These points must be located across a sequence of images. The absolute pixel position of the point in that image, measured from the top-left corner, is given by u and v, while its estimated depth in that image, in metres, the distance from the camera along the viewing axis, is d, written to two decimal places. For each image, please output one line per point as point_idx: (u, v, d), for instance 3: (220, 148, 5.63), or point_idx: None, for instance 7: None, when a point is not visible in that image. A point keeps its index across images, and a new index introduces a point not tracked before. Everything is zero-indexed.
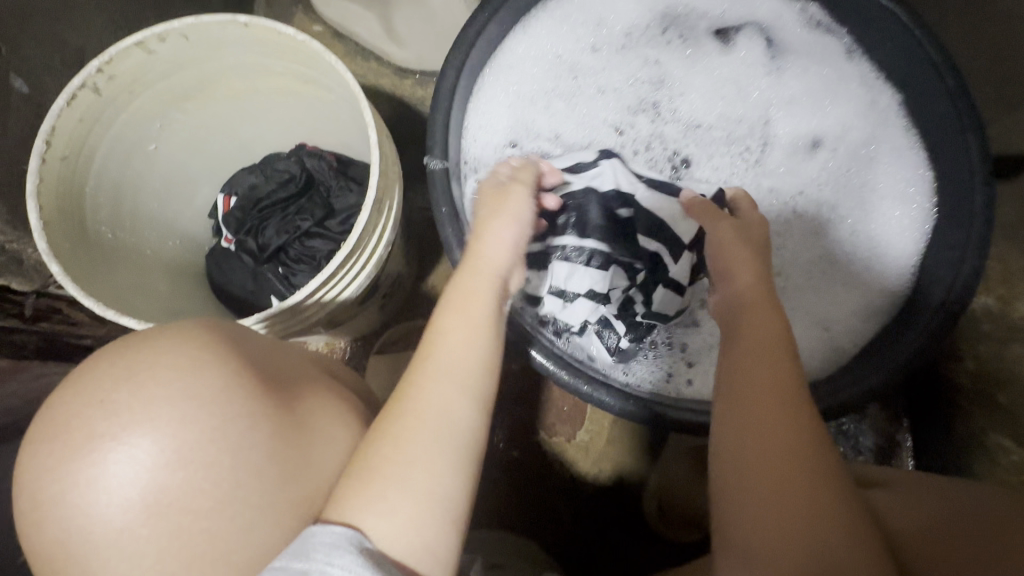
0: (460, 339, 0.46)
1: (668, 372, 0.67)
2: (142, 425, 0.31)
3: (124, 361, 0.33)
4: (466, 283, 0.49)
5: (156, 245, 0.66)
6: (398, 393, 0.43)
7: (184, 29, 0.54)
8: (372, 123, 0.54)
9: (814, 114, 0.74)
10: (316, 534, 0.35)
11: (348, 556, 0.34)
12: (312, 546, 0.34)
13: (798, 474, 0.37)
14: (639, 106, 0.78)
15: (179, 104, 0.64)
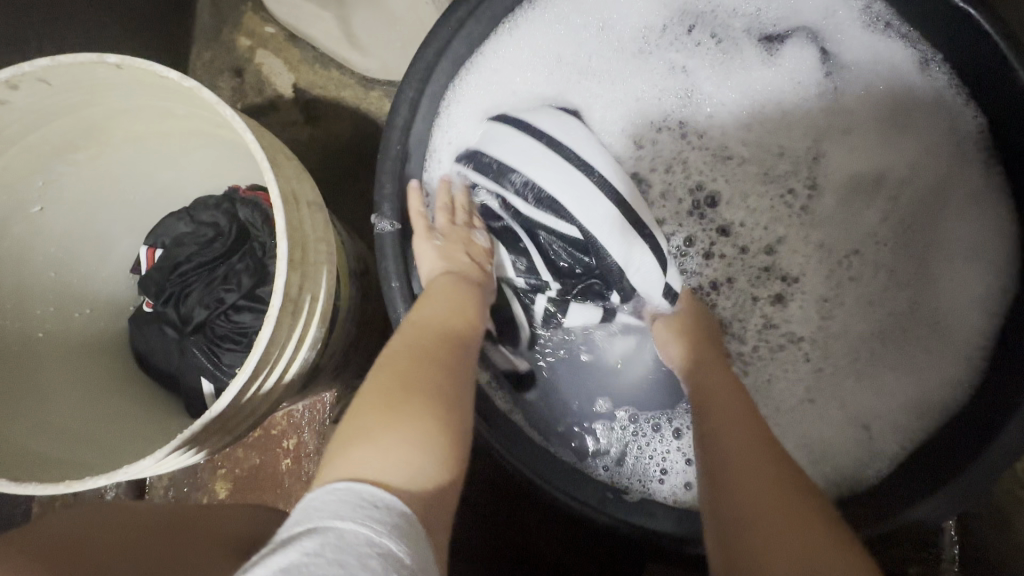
0: (447, 307, 0.48)
1: (664, 467, 0.56)
2: None
3: None
4: (445, 282, 0.51)
5: (53, 324, 0.56)
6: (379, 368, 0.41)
7: (37, 73, 0.42)
8: (278, 198, 0.41)
9: (877, 148, 0.59)
10: (315, 497, 0.30)
11: (364, 509, 0.29)
12: (313, 508, 0.29)
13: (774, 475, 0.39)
14: (658, 124, 0.62)
15: (64, 155, 0.51)
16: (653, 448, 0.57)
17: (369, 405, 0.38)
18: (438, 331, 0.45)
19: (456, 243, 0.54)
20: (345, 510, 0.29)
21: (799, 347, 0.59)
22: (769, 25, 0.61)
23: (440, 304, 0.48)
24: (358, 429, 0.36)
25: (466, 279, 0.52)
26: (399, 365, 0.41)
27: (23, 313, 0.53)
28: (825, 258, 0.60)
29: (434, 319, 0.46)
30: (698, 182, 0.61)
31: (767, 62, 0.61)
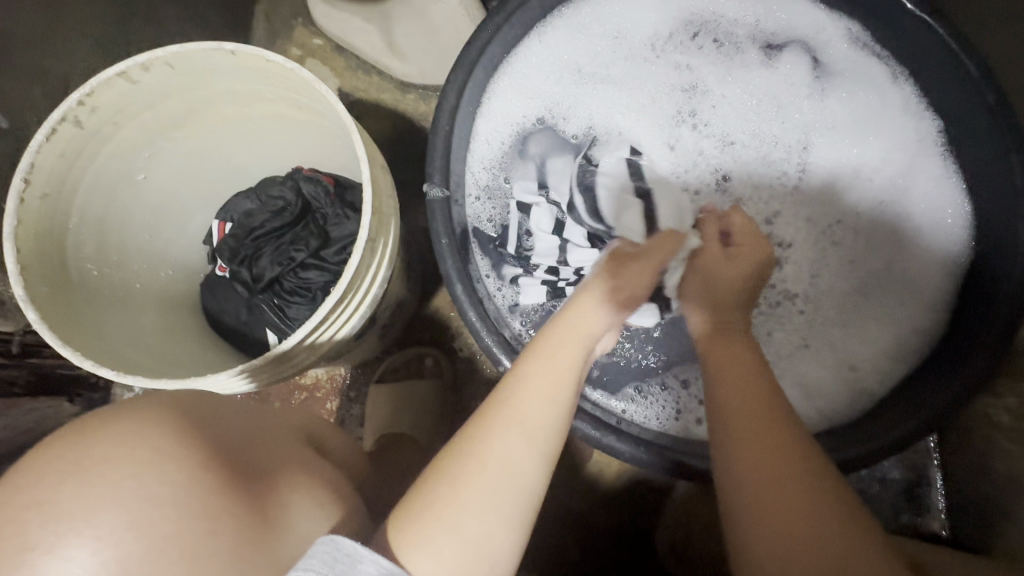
0: (548, 373, 0.45)
1: (678, 410, 0.63)
2: (81, 532, 0.30)
3: (68, 456, 0.32)
4: (553, 334, 0.48)
5: (146, 278, 0.64)
6: (438, 467, 0.41)
7: (167, 57, 0.51)
8: (364, 156, 0.50)
9: (855, 144, 0.68)
10: (324, 550, 0.34)
11: (362, 563, 0.34)
12: (329, 560, 0.34)
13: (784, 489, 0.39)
14: (678, 117, 0.72)
15: (167, 132, 0.61)
16: (664, 394, 0.63)
17: (454, 480, 0.39)
18: (511, 494, 0.40)
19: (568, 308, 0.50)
20: (341, 567, 0.34)
21: (793, 303, 0.68)
22: (769, 35, 0.71)
23: (533, 396, 0.43)
24: (439, 511, 0.38)
25: (576, 333, 0.48)
26: (483, 430, 0.42)
27: (124, 266, 0.61)
28: (811, 230, 0.69)
29: (525, 410, 0.42)
30: (713, 165, 0.71)
31: (767, 66, 0.71)
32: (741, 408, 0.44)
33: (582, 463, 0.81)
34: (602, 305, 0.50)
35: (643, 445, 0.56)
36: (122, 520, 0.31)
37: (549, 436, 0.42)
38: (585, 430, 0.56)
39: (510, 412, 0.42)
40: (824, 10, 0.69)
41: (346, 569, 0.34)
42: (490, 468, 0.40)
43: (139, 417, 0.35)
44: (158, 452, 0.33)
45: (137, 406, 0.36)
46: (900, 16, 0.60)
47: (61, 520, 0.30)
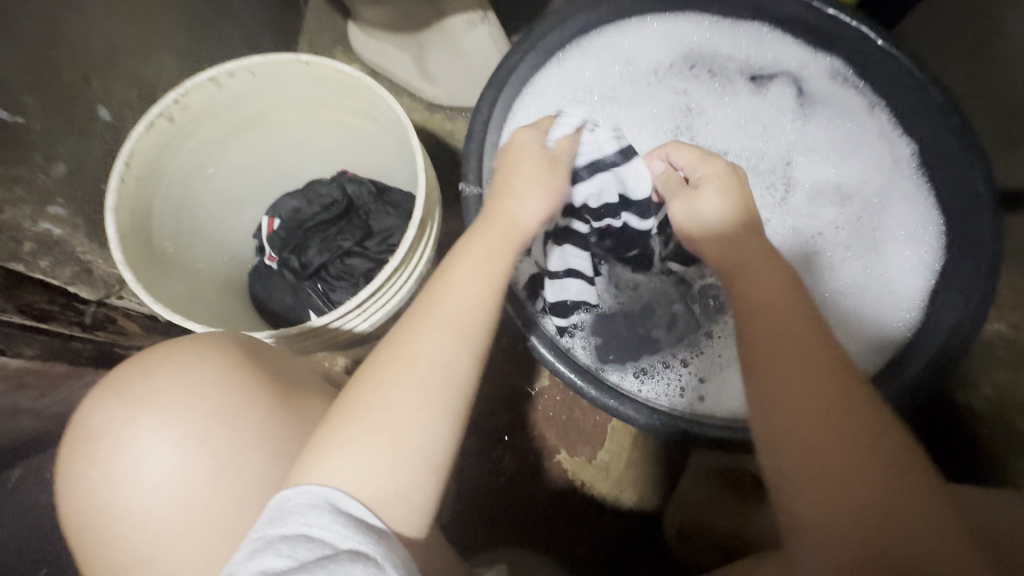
0: (472, 273, 0.49)
1: (682, 388, 0.70)
2: (156, 412, 0.46)
3: (146, 362, 0.48)
4: (486, 241, 0.52)
5: (207, 261, 0.71)
6: (360, 378, 0.45)
7: (251, 66, 0.61)
8: (420, 150, 0.59)
9: (833, 165, 0.79)
10: (278, 500, 0.40)
11: (310, 508, 0.39)
12: (283, 510, 0.39)
13: (840, 420, 0.42)
14: (676, 132, 0.83)
15: (237, 133, 0.70)
16: (672, 374, 0.70)
17: (379, 384, 0.44)
18: (428, 385, 0.44)
19: (503, 199, 0.55)
20: (280, 516, 0.39)
21: None
22: (760, 68, 0.80)
23: (457, 293, 0.48)
24: (352, 417, 0.43)
25: (505, 236, 0.53)
26: (402, 333, 0.46)
27: (190, 249, 0.69)
28: (795, 237, 0.78)
29: (454, 310, 0.47)
30: None
31: (757, 94, 0.81)
32: (788, 367, 0.44)
33: (592, 452, 0.87)
34: (537, 198, 0.55)
35: (658, 413, 0.62)
36: (162, 409, 0.46)
37: (460, 322, 0.46)
38: (604, 399, 0.62)
39: (430, 315, 0.46)
40: (809, 49, 0.78)
41: (279, 517, 0.39)
42: (402, 365, 0.44)
43: (175, 348, 0.49)
44: (200, 363, 0.47)
45: (194, 335, 0.50)
46: (874, 51, 0.70)
47: (138, 404, 0.46)
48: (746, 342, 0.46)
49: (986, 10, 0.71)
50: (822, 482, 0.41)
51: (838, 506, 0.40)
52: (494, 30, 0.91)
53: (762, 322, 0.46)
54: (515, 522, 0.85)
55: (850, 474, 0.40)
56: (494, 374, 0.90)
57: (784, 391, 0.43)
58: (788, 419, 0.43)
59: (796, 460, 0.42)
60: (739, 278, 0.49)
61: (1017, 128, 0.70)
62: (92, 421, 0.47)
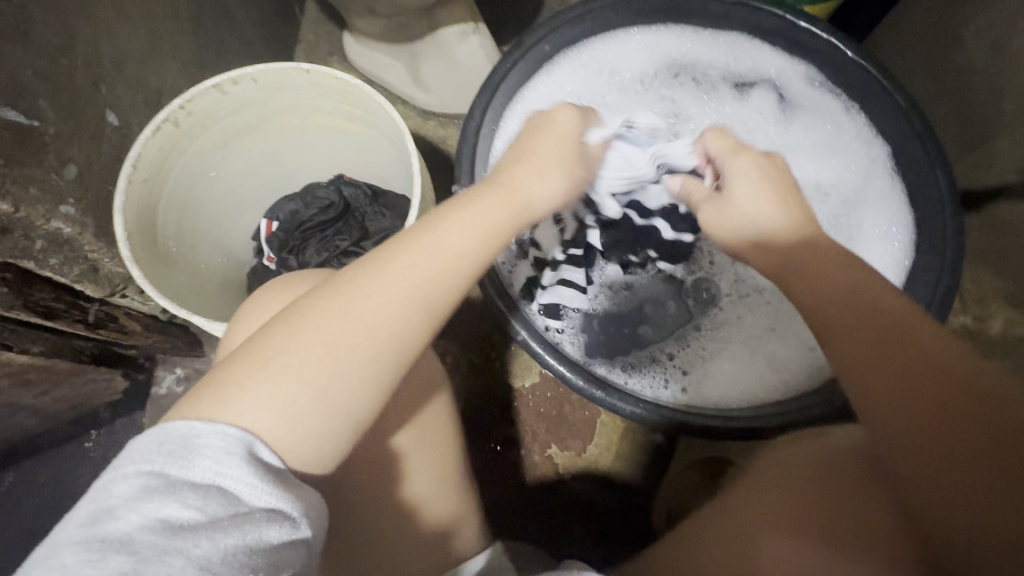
0: (457, 236, 0.47)
1: (666, 380, 0.73)
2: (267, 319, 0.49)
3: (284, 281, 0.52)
4: (473, 202, 0.50)
5: (208, 261, 0.74)
6: (304, 314, 0.42)
7: (255, 73, 0.64)
8: (416, 153, 0.62)
9: (815, 164, 0.83)
10: (190, 432, 0.36)
11: (227, 458, 0.36)
12: (196, 448, 0.36)
13: (922, 361, 0.42)
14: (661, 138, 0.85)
15: (239, 138, 0.73)
16: (657, 367, 0.73)
17: (318, 331, 0.41)
18: (374, 345, 0.42)
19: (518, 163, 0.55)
20: (187, 454, 0.36)
21: (761, 296, 0.75)
22: (740, 75, 0.85)
23: (434, 248, 0.45)
24: (293, 357, 0.40)
25: (499, 197, 0.51)
26: (360, 281, 0.43)
27: (192, 249, 0.71)
28: None
29: (422, 272, 0.44)
30: None
31: (739, 101, 0.86)
32: (865, 310, 0.46)
33: (583, 445, 0.90)
34: (532, 173, 0.54)
35: (643, 403, 0.65)
36: (294, 331, 0.48)
37: (432, 287, 0.44)
38: (592, 390, 0.65)
39: (400, 267, 0.44)
40: (785, 56, 0.82)
41: (189, 458, 0.35)
42: (351, 315, 0.42)
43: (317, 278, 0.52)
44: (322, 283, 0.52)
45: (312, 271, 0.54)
46: (845, 61, 0.75)
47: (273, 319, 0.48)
48: (828, 322, 0.47)
49: (944, 24, 0.76)
50: (926, 444, 0.40)
51: (921, 439, 0.41)
52: (484, 40, 0.97)
53: (833, 305, 0.47)
54: (506, 515, 0.88)
55: (968, 441, 0.39)
56: (487, 372, 0.93)
57: (873, 364, 0.43)
58: (866, 357, 0.44)
59: (904, 438, 0.41)
60: (800, 269, 0.50)
61: (975, 133, 0.75)
62: (235, 323, 0.50)
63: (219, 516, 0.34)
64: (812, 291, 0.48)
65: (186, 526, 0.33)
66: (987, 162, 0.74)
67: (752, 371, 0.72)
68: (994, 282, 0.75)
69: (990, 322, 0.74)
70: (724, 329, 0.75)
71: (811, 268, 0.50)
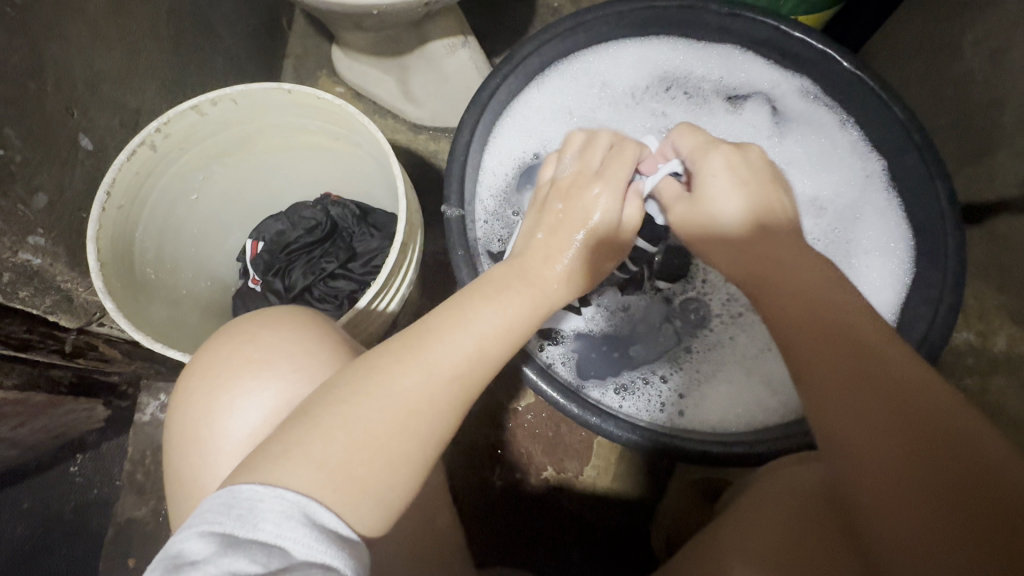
0: (491, 310, 0.45)
1: (662, 402, 0.71)
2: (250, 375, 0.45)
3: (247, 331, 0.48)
4: (504, 278, 0.48)
5: (190, 285, 0.72)
6: (351, 387, 0.39)
7: (233, 94, 0.61)
8: (400, 176, 0.60)
9: (810, 178, 0.82)
10: (260, 500, 0.32)
11: (290, 522, 0.32)
12: (259, 513, 0.31)
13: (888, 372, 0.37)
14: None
15: (220, 158, 0.70)
16: (653, 389, 0.71)
17: (366, 402, 0.38)
18: (418, 419, 0.39)
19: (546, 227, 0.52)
20: (248, 518, 0.31)
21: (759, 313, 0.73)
22: (733, 88, 0.83)
23: (471, 325, 0.44)
24: (319, 439, 0.36)
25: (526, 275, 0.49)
26: (391, 358, 0.41)
27: (173, 274, 0.69)
28: None
29: (460, 349, 0.43)
30: None
31: (733, 114, 0.84)
32: (823, 316, 0.41)
33: (580, 467, 0.88)
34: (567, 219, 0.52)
35: (639, 429, 0.62)
36: (287, 374, 0.45)
37: (474, 360, 0.43)
38: (586, 416, 0.63)
39: (436, 341, 0.42)
40: (779, 69, 0.80)
41: (251, 519, 0.31)
42: (390, 392, 0.39)
43: (295, 315, 0.49)
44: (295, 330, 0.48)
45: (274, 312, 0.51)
46: (842, 72, 0.73)
47: (263, 365, 0.46)
48: (788, 346, 0.42)
49: (943, 33, 0.74)
50: (882, 466, 0.34)
51: (867, 453, 0.35)
52: (474, 53, 0.96)
53: (796, 324, 0.42)
54: (502, 541, 0.85)
55: (923, 480, 0.33)
56: (481, 392, 0.91)
57: (828, 390, 0.38)
58: (825, 363, 0.39)
59: (851, 461, 0.36)
60: (774, 276, 0.46)
61: (976, 144, 0.73)
62: (195, 376, 0.47)
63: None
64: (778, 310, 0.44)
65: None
66: (988, 174, 0.72)
67: (750, 393, 0.70)
68: (998, 297, 0.73)
69: (994, 338, 0.72)
70: (721, 350, 0.73)
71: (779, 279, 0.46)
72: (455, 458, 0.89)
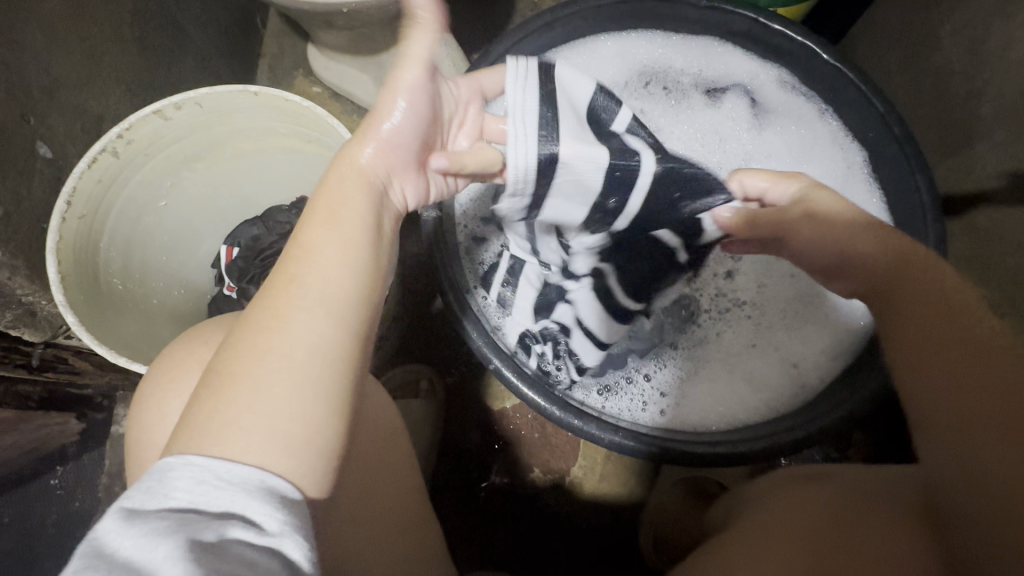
0: (341, 266, 0.40)
1: (643, 401, 0.70)
2: None
3: (226, 326, 0.47)
4: (331, 188, 0.42)
5: (162, 294, 0.70)
6: (243, 367, 0.36)
7: (198, 97, 0.59)
8: None
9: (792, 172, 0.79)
10: (174, 470, 0.33)
11: (205, 486, 0.32)
12: (171, 485, 0.32)
13: (978, 337, 0.44)
14: None
15: (189, 163, 0.68)
16: (633, 389, 0.71)
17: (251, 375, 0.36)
18: (287, 350, 0.37)
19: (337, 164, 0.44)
20: (164, 485, 0.32)
21: (741, 311, 0.72)
22: (712, 81, 0.81)
23: (333, 265, 0.39)
24: (245, 416, 0.35)
25: (349, 175, 0.43)
26: (270, 311, 0.38)
27: (144, 283, 0.68)
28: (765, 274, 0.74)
29: (332, 291, 0.38)
30: None
31: (711, 108, 0.81)
32: (926, 297, 0.47)
33: (566, 467, 0.88)
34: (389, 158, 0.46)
35: (622, 430, 0.61)
36: None
37: None
38: (568, 419, 0.61)
39: (307, 291, 0.38)
40: (756, 60, 0.79)
41: (160, 490, 0.32)
42: (278, 358, 0.36)
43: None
44: None
45: (254, 308, 0.50)
46: (821, 65, 0.72)
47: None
48: (902, 330, 0.47)
49: (922, 24, 0.74)
50: (973, 414, 0.42)
51: (959, 405, 0.42)
52: (451, 50, 0.93)
53: (922, 326, 0.46)
54: (488, 543, 0.84)
55: (1007, 465, 0.40)
56: (466, 394, 0.90)
57: (942, 382, 0.43)
58: (931, 339, 0.45)
59: (946, 410, 0.43)
60: (889, 283, 0.49)
61: (955, 137, 0.73)
62: (165, 378, 0.45)
63: (194, 535, 0.29)
64: (898, 311, 0.48)
65: (158, 540, 0.29)
66: (968, 167, 0.72)
67: (732, 392, 0.69)
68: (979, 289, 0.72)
69: None
70: (704, 348, 0.72)
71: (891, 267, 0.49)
72: (441, 461, 0.88)
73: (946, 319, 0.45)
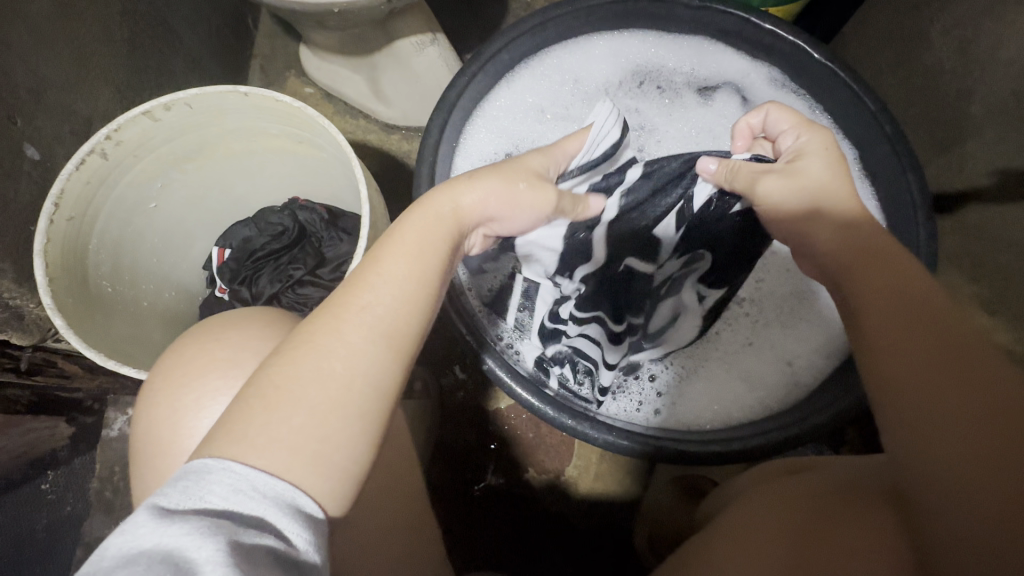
0: (391, 288, 0.41)
1: (640, 402, 0.70)
2: (218, 373, 0.44)
3: (220, 326, 0.47)
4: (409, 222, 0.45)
5: (152, 296, 0.70)
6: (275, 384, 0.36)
7: (187, 99, 0.59)
8: (362, 178, 0.58)
9: None
10: (211, 472, 0.32)
11: (241, 496, 0.32)
12: (206, 488, 0.31)
13: (939, 307, 0.38)
14: None
15: (178, 164, 0.68)
16: (630, 389, 0.70)
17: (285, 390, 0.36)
18: (347, 374, 0.37)
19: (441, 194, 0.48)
20: (196, 489, 0.31)
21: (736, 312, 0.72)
22: (704, 80, 0.81)
23: (382, 284, 0.41)
24: (246, 423, 0.35)
25: (431, 210, 0.46)
26: (312, 330, 0.39)
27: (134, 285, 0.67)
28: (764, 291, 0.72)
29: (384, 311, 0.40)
30: None
31: (704, 106, 0.81)
32: (892, 265, 0.41)
33: (561, 467, 0.87)
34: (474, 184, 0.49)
35: (616, 430, 0.61)
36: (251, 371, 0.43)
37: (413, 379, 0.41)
38: (562, 420, 0.61)
39: (352, 310, 0.39)
40: (748, 58, 0.79)
41: (196, 492, 0.31)
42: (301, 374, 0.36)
43: (265, 316, 0.48)
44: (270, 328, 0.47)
45: (248, 308, 0.49)
46: (812, 63, 0.72)
47: (230, 365, 0.44)
48: (862, 304, 0.41)
49: (911, 23, 0.74)
50: (929, 387, 0.35)
51: (918, 382, 0.35)
52: (443, 50, 0.93)
53: (880, 298, 0.40)
54: (483, 545, 0.84)
55: (976, 449, 0.33)
56: (461, 394, 0.89)
57: (906, 373, 0.36)
58: (889, 311, 0.39)
59: (905, 389, 0.36)
60: (861, 251, 0.43)
61: (946, 135, 0.73)
62: (159, 378, 0.45)
63: (239, 538, 0.29)
64: (866, 282, 0.41)
65: (197, 542, 0.28)
66: (958, 165, 0.72)
67: (727, 390, 0.69)
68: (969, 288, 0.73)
69: None
70: (703, 349, 0.72)
71: (861, 241, 0.44)
72: (435, 461, 0.87)
73: (898, 290, 0.40)
